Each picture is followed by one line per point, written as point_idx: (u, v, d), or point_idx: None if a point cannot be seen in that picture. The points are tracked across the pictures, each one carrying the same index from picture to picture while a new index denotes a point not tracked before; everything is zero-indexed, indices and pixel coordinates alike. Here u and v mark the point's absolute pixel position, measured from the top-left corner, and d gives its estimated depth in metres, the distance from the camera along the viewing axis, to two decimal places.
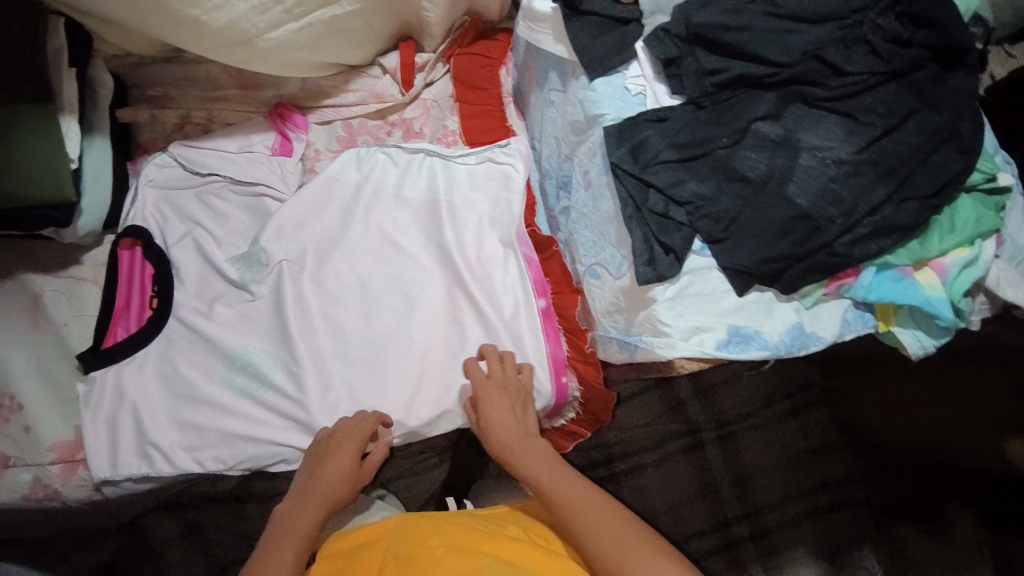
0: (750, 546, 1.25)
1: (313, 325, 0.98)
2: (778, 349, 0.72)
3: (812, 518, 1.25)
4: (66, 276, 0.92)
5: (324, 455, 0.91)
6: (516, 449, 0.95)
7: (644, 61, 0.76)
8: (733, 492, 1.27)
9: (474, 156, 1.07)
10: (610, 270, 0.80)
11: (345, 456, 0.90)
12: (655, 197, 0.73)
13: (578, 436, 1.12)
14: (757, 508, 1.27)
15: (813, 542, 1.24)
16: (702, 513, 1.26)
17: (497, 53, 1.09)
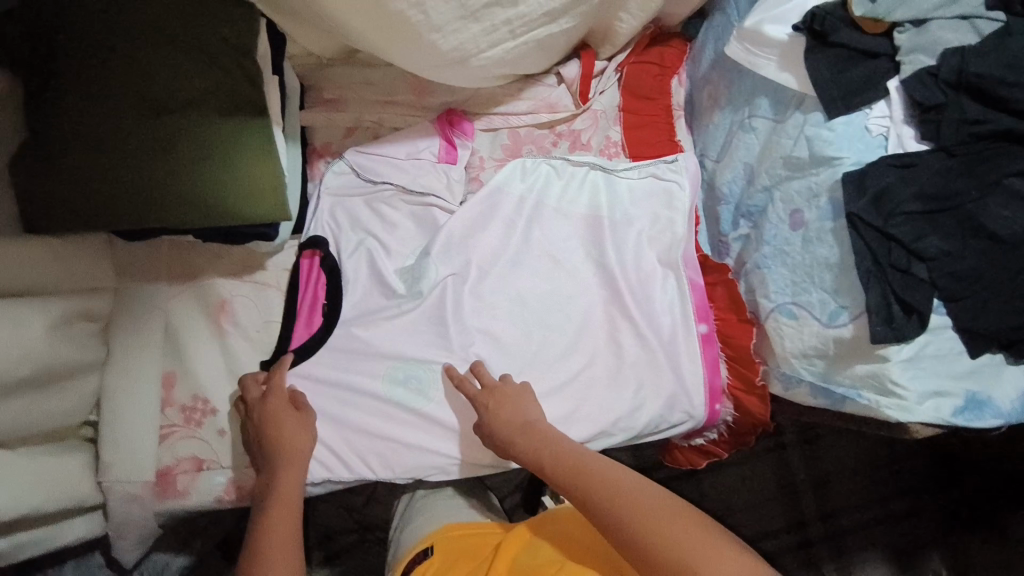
0: (825, 547, 1.25)
1: (476, 340, 0.97)
2: (1010, 416, 0.71)
3: (882, 522, 1.26)
4: (255, 282, 0.94)
5: (274, 423, 0.84)
6: (513, 432, 0.86)
7: (895, 101, 0.72)
8: (812, 494, 1.27)
9: (637, 171, 1.03)
10: (816, 315, 0.78)
11: (285, 424, 0.84)
12: (898, 252, 0.70)
13: (715, 456, 1.11)
14: (834, 510, 1.27)
15: (883, 545, 1.25)
16: (781, 512, 1.26)
17: (672, 62, 1.04)
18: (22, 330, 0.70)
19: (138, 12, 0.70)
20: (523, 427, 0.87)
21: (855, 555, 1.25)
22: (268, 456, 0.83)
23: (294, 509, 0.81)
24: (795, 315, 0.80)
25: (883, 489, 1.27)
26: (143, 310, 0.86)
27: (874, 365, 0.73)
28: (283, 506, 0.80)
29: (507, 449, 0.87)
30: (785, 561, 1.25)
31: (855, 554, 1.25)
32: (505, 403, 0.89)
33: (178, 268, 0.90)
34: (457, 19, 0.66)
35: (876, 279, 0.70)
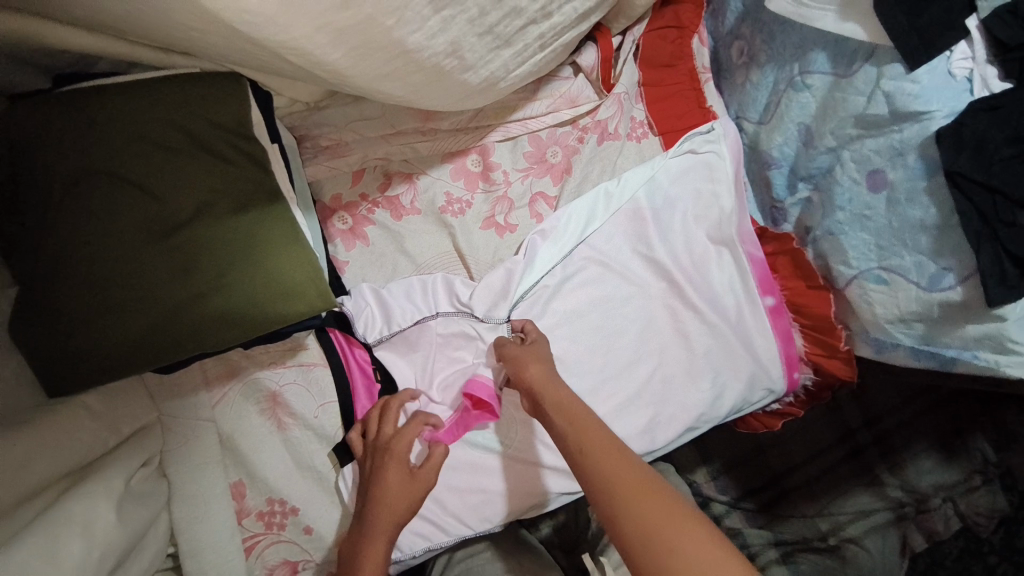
0: (875, 452, 1.15)
1: None
2: None
3: (929, 413, 1.14)
4: (300, 365, 0.84)
5: (386, 465, 0.74)
6: (547, 387, 0.75)
7: (976, 42, 0.66)
8: (852, 400, 1.18)
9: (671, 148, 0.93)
10: (915, 279, 0.73)
11: (400, 463, 0.74)
12: (1004, 204, 0.63)
13: (791, 416, 1.03)
14: (877, 414, 1.17)
15: (932, 434, 1.13)
16: (825, 427, 1.18)
17: (689, 20, 0.94)
18: (92, 524, 0.58)
19: (111, 122, 0.61)
20: (554, 384, 0.75)
21: (907, 453, 1.13)
22: (388, 479, 0.73)
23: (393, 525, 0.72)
24: (885, 280, 0.75)
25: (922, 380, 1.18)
26: (187, 431, 0.78)
27: (988, 326, 0.69)
28: (386, 518, 0.71)
29: (534, 394, 0.75)
30: (838, 476, 1.15)
31: (907, 452, 1.13)
32: (539, 367, 0.77)
33: (215, 369, 0.81)
34: (492, 50, 0.57)
35: (985, 238, 0.65)
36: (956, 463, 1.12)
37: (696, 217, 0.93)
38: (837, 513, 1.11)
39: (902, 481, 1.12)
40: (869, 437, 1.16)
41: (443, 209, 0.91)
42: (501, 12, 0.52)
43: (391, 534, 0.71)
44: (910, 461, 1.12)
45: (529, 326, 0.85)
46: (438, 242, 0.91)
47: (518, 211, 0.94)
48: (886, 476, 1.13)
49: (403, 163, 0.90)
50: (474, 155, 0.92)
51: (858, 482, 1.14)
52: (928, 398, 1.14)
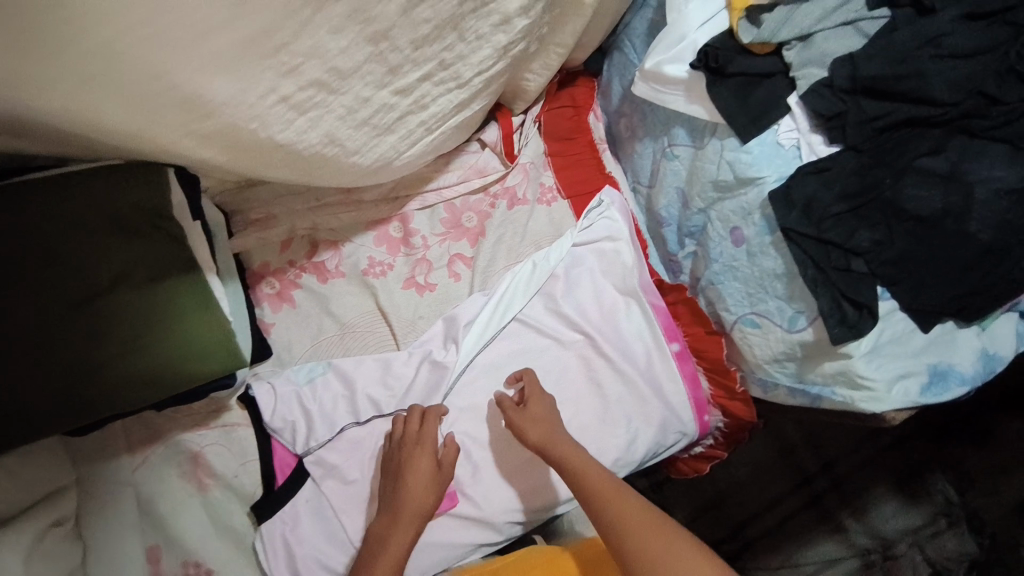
0: (834, 496, 1.20)
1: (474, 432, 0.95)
2: (973, 379, 0.75)
3: (881, 455, 1.22)
4: (223, 427, 0.88)
5: (415, 458, 0.84)
6: (555, 442, 0.86)
7: (799, 115, 0.75)
8: (808, 447, 1.22)
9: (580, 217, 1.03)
10: (778, 321, 0.81)
11: (427, 457, 0.85)
12: (836, 253, 0.73)
13: (716, 458, 1.08)
14: (833, 458, 1.22)
15: (889, 476, 1.21)
16: (782, 476, 1.21)
17: (584, 100, 1.06)
18: None
19: (34, 209, 0.68)
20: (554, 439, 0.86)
21: (867, 497, 1.20)
22: (417, 485, 0.83)
23: (416, 521, 0.81)
24: (758, 323, 0.83)
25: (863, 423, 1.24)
26: (106, 495, 0.81)
27: (840, 363, 0.75)
28: (410, 510, 0.81)
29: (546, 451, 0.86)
30: (798, 523, 1.19)
31: (866, 496, 1.20)
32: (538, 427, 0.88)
33: (138, 434, 0.85)
34: (374, 137, 0.66)
35: (822, 284, 0.73)
36: (917, 504, 1.20)
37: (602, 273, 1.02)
38: (803, 565, 1.17)
39: (866, 526, 1.18)
40: (827, 483, 1.21)
41: (366, 272, 0.98)
42: (371, 108, 0.60)
43: (413, 530, 0.81)
44: (869, 504, 1.19)
45: (528, 376, 0.93)
46: (362, 302, 0.98)
47: (437, 272, 1.02)
48: (849, 520, 1.19)
49: (328, 231, 0.98)
50: (396, 223, 1.01)
51: (821, 526, 1.18)
52: (878, 440, 1.23)
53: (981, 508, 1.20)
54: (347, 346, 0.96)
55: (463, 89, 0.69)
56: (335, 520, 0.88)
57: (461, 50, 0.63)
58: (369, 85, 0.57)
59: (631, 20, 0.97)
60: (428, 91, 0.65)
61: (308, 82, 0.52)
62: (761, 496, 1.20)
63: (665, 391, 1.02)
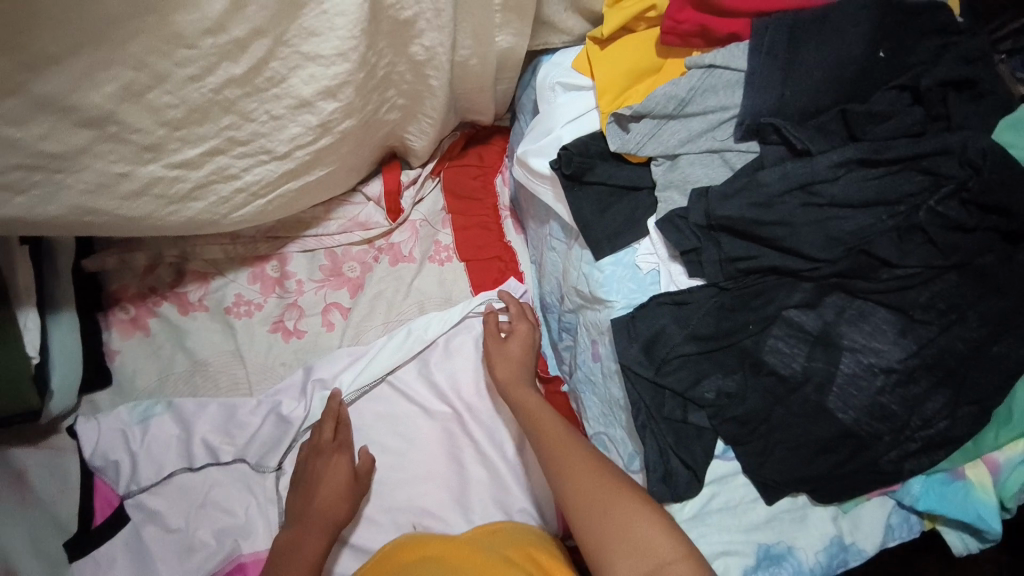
0: None
1: None
2: (815, 571, 0.64)
3: None
4: (50, 449, 0.87)
5: (325, 463, 0.83)
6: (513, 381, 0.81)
7: (657, 241, 0.66)
8: None
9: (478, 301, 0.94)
10: (621, 455, 0.73)
11: (340, 466, 0.83)
12: (672, 401, 0.65)
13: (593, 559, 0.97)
14: None
15: None
16: None
17: (491, 160, 1.01)
18: None
19: None
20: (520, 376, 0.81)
21: None
22: (326, 490, 0.81)
23: (328, 523, 0.78)
24: (606, 447, 0.76)
25: None
26: None
27: None
28: (322, 516, 0.79)
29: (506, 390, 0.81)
30: None
31: None
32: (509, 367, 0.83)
33: None
34: (166, 206, 0.62)
35: (650, 433, 0.65)
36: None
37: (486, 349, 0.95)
38: None
39: None
40: None
41: (229, 309, 0.95)
42: (138, 183, 0.58)
43: (325, 534, 0.77)
44: None
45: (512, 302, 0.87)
46: (218, 342, 0.94)
47: (308, 319, 0.97)
48: None
49: (199, 261, 0.95)
50: (274, 262, 0.97)
51: None
52: None
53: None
54: (195, 385, 0.92)
55: (282, 163, 0.66)
56: (150, 567, 0.82)
57: (258, 125, 0.61)
58: (118, 163, 0.55)
59: (519, 96, 0.83)
60: (228, 164, 0.62)
61: (10, 167, 0.50)
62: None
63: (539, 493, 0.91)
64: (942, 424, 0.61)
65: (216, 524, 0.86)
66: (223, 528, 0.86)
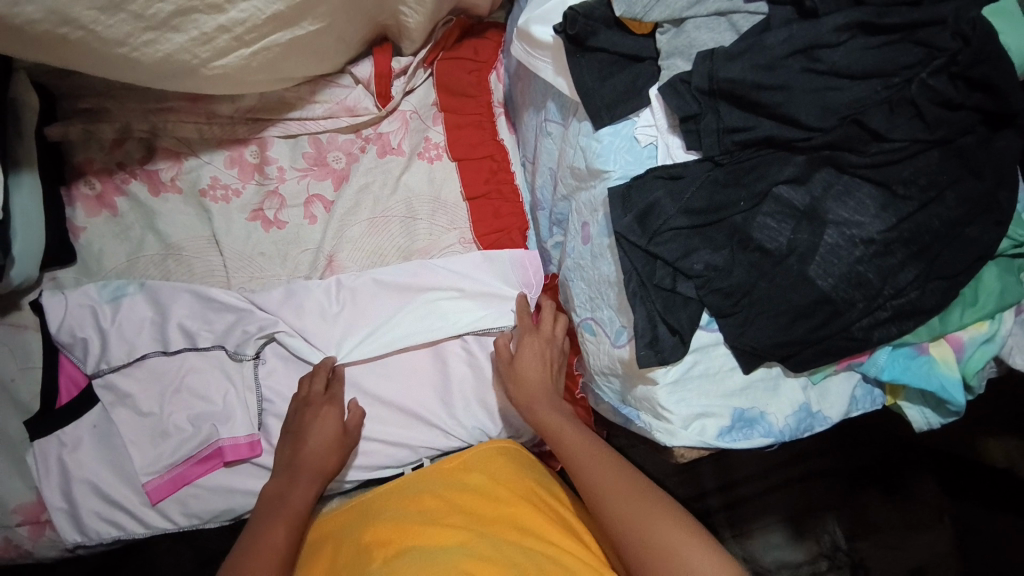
0: (723, 517, 1.15)
1: None
2: (782, 433, 0.69)
3: (783, 488, 1.16)
4: (10, 325, 0.82)
5: (311, 417, 0.83)
6: (531, 391, 0.84)
7: (658, 111, 0.67)
8: (709, 464, 1.16)
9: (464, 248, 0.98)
10: (608, 333, 0.74)
11: (329, 420, 0.83)
12: (662, 270, 0.66)
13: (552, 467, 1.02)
14: (732, 480, 1.16)
15: (784, 510, 1.15)
16: (678, 488, 1.14)
17: (486, 55, 0.99)
18: None
19: None
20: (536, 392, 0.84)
21: (755, 523, 1.14)
22: (314, 445, 0.81)
23: (317, 472, 0.80)
24: (594, 330, 0.77)
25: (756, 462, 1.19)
26: None
27: (647, 388, 0.69)
28: (310, 467, 0.80)
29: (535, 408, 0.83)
30: None
31: (755, 522, 1.14)
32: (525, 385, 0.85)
33: None
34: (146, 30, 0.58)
35: (640, 299, 0.66)
36: (802, 540, 1.14)
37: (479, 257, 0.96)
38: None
39: (745, 550, 1.13)
40: (720, 501, 1.16)
41: (204, 192, 0.90)
42: None
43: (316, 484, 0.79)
44: (755, 531, 1.14)
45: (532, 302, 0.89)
46: (193, 226, 0.89)
47: (290, 209, 0.94)
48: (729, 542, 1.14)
49: (171, 139, 0.89)
50: (252, 147, 0.93)
51: None
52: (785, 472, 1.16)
53: (869, 561, 1.14)
54: (169, 269, 0.88)
55: None
56: (122, 449, 0.81)
57: None
58: None
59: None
60: None
61: None
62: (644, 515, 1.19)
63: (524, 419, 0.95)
64: (913, 294, 0.65)
65: (192, 410, 0.84)
66: (200, 414, 0.84)
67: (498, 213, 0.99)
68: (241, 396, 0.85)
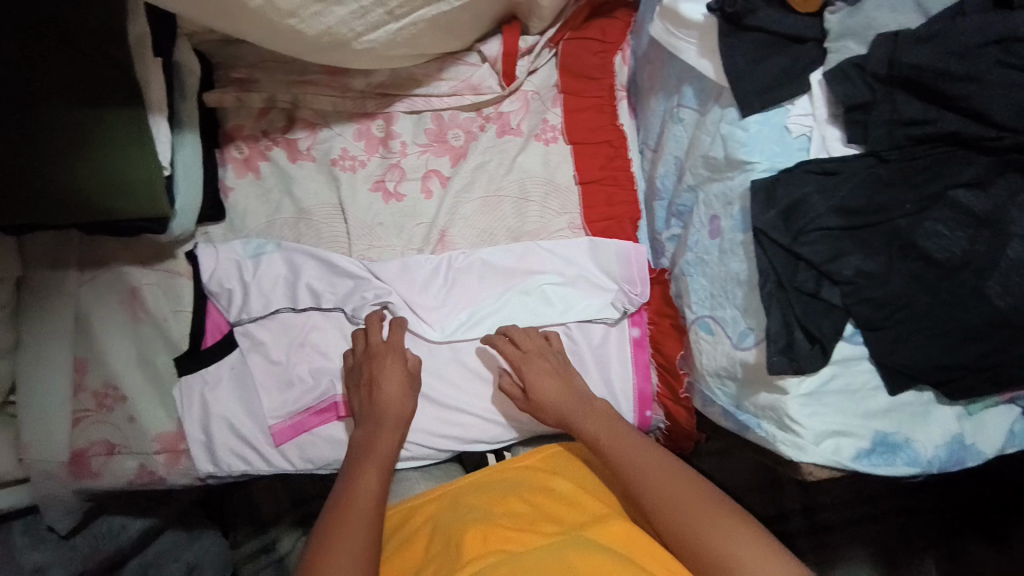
0: (806, 543, 1.08)
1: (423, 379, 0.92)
2: (929, 465, 0.63)
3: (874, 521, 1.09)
4: (165, 271, 0.92)
5: (384, 366, 0.85)
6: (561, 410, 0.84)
7: (817, 98, 0.63)
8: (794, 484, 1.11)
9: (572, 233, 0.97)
10: (729, 333, 0.70)
11: (395, 369, 0.85)
12: (806, 272, 0.61)
13: None
14: (818, 505, 1.10)
15: (873, 545, 1.08)
16: (758, 506, 1.09)
17: (614, 36, 0.96)
18: None
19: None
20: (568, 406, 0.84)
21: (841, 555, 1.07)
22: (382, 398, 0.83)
23: (396, 422, 0.82)
24: (712, 330, 0.72)
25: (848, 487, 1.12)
26: (47, 303, 0.88)
27: (775, 396, 0.65)
28: (391, 412, 0.82)
29: (564, 414, 0.83)
30: None
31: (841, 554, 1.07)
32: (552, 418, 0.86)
33: (88, 255, 0.90)
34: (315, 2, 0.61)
35: (777, 301, 0.62)
36: None
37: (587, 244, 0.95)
38: None
39: None
40: (804, 525, 1.10)
41: (335, 161, 0.95)
42: None
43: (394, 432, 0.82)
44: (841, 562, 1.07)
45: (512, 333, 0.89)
46: (323, 193, 0.96)
47: (408, 182, 0.97)
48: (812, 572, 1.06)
49: (308, 110, 0.95)
50: (379, 121, 0.96)
51: None
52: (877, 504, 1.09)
53: None
54: (300, 232, 0.95)
55: None
56: (252, 392, 0.89)
57: None
58: None
59: None
60: None
61: None
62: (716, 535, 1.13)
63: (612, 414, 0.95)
64: None
65: (313, 363, 0.91)
66: (319, 368, 0.91)
67: (612, 201, 0.97)
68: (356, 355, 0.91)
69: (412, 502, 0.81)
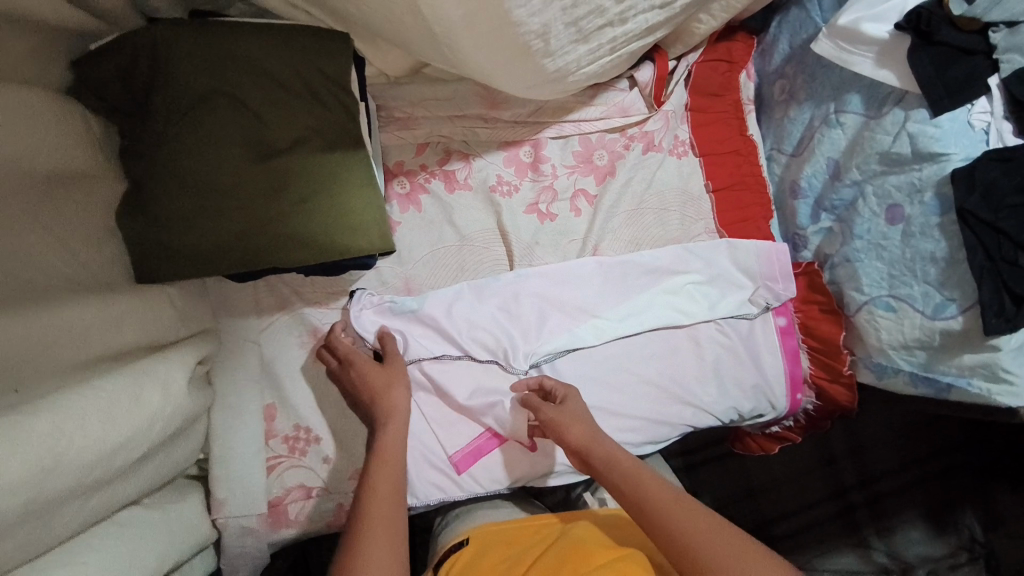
0: (866, 512, 1.22)
1: (601, 390, 0.95)
2: None
3: (921, 483, 1.23)
4: (342, 308, 0.92)
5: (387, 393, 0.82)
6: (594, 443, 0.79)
7: (996, 99, 0.80)
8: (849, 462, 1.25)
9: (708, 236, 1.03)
10: (919, 308, 0.85)
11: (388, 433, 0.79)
12: (1007, 244, 0.76)
13: (787, 441, 1.08)
14: (871, 476, 1.24)
15: (921, 503, 1.22)
16: (821, 482, 1.24)
17: (739, 57, 1.05)
18: (168, 384, 0.66)
19: (231, 53, 0.70)
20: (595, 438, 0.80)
21: (897, 519, 1.21)
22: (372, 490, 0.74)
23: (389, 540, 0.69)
24: (893, 307, 0.88)
25: (917, 449, 1.25)
26: (234, 349, 0.87)
27: (984, 355, 0.80)
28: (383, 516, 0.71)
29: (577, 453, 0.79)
30: (825, 529, 1.22)
31: (897, 518, 1.21)
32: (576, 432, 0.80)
33: (267, 300, 0.89)
34: (571, 42, 0.68)
35: (987, 273, 0.77)
36: (945, 535, 1.20)
37: (726, 245, 1.00)
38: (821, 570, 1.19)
39: (889, 547, 1.20)
40: (862, 498, 1.24)
41: (493, 188, 0.99)
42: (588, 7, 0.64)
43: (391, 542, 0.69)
44: (898, 527, 1.21)
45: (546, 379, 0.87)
46: (482, 219, 0.99)
47: (560, 203, 1.01)
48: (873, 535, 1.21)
49: (461, 143, 0.99)
50: (527, 147, 1.01)
51: (846, 536, 1.21)
52: (922, 467, 1.24)
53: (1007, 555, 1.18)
54: (463, 258, 0.97)
55: (662, 11, 0.74)
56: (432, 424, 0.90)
57: None
58: None
59: None
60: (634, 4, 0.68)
61: None
62: (788, 501, 1.24)
63: (769, 402, 1.00)
64: None
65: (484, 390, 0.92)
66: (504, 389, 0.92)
67: (743, 204, 1.03)
68: (519, 375, 0.92)
69: (516, 523, 0.81)
